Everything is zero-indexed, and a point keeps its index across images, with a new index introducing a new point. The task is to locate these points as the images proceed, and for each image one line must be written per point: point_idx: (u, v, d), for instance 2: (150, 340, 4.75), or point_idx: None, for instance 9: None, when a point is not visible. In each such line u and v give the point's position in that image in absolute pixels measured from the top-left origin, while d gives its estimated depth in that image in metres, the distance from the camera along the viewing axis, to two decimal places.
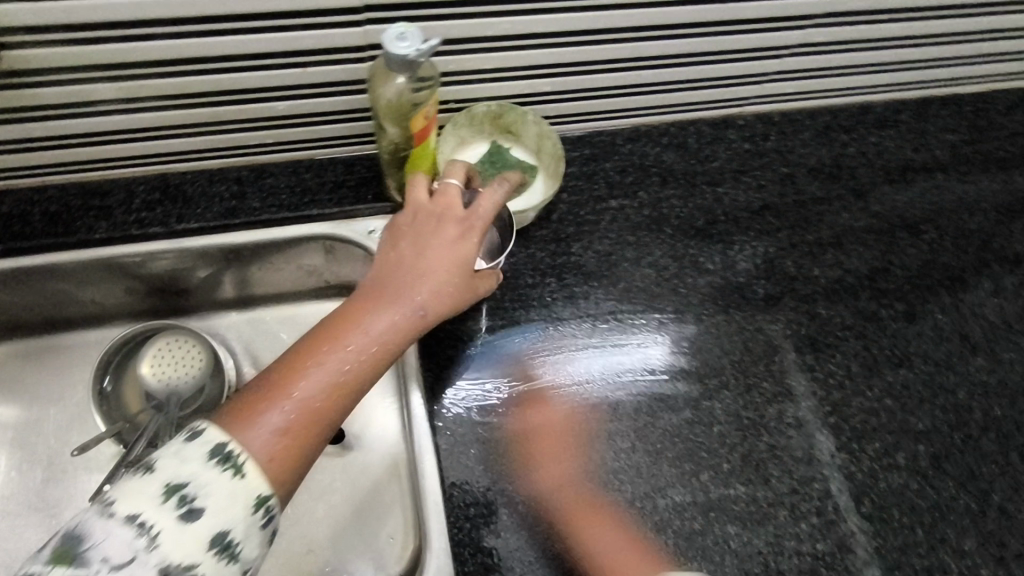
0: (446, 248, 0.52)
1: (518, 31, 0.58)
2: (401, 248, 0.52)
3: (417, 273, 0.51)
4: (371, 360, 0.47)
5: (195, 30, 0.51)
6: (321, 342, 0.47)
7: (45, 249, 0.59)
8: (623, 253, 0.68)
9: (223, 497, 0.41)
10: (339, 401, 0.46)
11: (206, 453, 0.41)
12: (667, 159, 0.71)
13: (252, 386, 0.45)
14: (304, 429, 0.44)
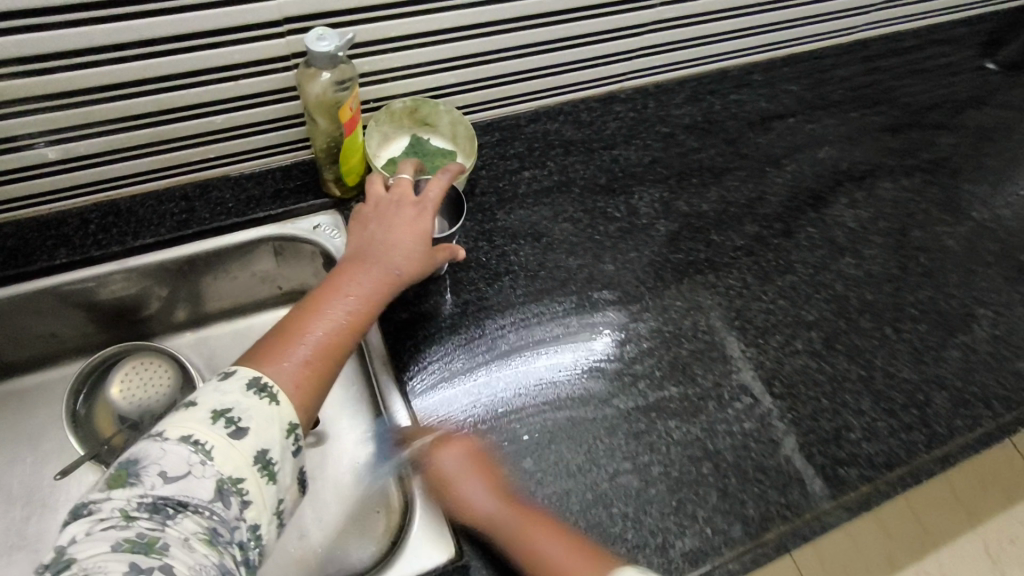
0: (416, 215, 0.60)
1: (424, 29, 0.64)
2: (371, 226, 0.59)
3: (394, 238, 0.58)
4: (366, 311, 0.55)
5: (137, 53, 0.56)
6: (316, 304, 0.54)
7: (11, 280, 0.64)
8: (542, 213, 0.76)
9: (263, 420, 0.46)
10: (345, 346, 0.53)
11: (246, 386, 0.47)
12: (567, 132, 0.81)
13: (270, 336, 0.51)
14: (320, 368, 0.51)
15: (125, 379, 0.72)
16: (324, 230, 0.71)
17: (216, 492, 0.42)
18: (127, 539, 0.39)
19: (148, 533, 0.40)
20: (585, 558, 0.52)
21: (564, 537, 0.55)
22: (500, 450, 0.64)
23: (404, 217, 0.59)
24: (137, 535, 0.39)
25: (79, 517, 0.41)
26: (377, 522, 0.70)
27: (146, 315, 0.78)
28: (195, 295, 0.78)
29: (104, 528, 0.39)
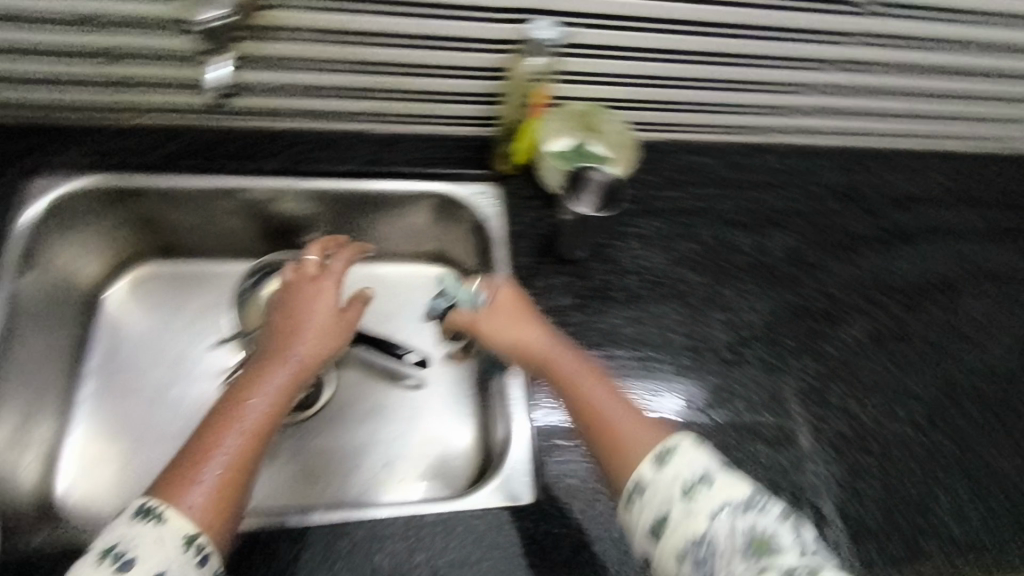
0: (318, 307, 0.62)
1: (623, 44, 0.73)
2: (277, 319, 0.62)
3: (296, 332, 0.60)
4: (271, 408, 0.54)
5: (394, 12, 0.67)
6: (227, 409, 0.53)
7: (232, 173, 0.77)
8: (678, 231, 0.82)
9: (151, 544, 0.45)
10: (255, 446, 0.51)
11: (131, 515, 0.46)
12: (715, 167, 0.87)
13: (174, 465, 0.49)
14: (229, 477, 0.49)
15: (282, 287, 0.85)
16: (484, 198, 0.80)
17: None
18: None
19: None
20: (632, 410, 0.54)
21: (611, 388, 0.56)
22: None
23: (304, 309, 0.62)
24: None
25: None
26: (456, 468, 0.81)
27: (309, 238, 0.89)
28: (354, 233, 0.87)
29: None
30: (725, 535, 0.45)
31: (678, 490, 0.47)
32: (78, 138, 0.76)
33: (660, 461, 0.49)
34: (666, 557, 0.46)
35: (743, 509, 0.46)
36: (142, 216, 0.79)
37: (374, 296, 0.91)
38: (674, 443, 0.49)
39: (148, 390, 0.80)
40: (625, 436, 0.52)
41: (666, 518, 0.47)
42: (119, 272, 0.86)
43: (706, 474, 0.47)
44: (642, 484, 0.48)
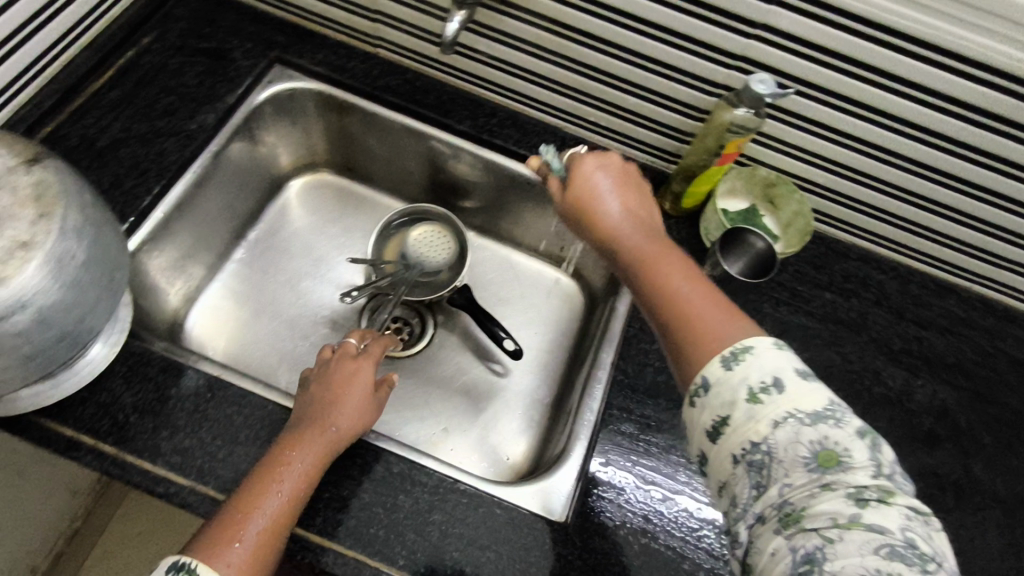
0: (358, 385, 0.62)
1: (840, 126, 0.68)
2: (311, 396, 0.61)
3: (332, 409, 0.59)
4: (306, 477, 0.54)
5: (626, 24, 0.67)
6: (259, 482, 0.52)
7: (425, 120, 0.83)
8: (820, 333, 0.75)
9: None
10: (290, 511, 0.52)
11: (166, 570, 0.46)
12: (887, 287, 0.80)
13: (210, 522, 0.50)
14: (263, 540, 0.50)
15: (424, 235, 0.92)
16: None
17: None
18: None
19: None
20: (716, 299, 0.51)
21: (696, 281, 0.53)
22: (653, 482, 0.64)
23: (345, 386, 0.62)
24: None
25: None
26: (507, 461, 0.82)
27: (465, 202, 0.93)
28: (505, 212, 0.92)
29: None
30: (789, 445, 0.43)
31: (743, 394, 0.45)
32: (319, 46, 0.83)
33: (729, 361, 0.47)
34: (723, 460, 0.46)
35: (816, 422, 0.43)
36: (342, 129, 0.88)
37: (501, 277, 0.95)
38: (749, 345, 0.47)
39: (285, 273, 0.90)
40: (700, 326, 0.50)
41: (728, 419, 0.46)
42: (304, 169, 0.96)
43: (777, 380, 0.45)
44: (707, 382, 0.47)
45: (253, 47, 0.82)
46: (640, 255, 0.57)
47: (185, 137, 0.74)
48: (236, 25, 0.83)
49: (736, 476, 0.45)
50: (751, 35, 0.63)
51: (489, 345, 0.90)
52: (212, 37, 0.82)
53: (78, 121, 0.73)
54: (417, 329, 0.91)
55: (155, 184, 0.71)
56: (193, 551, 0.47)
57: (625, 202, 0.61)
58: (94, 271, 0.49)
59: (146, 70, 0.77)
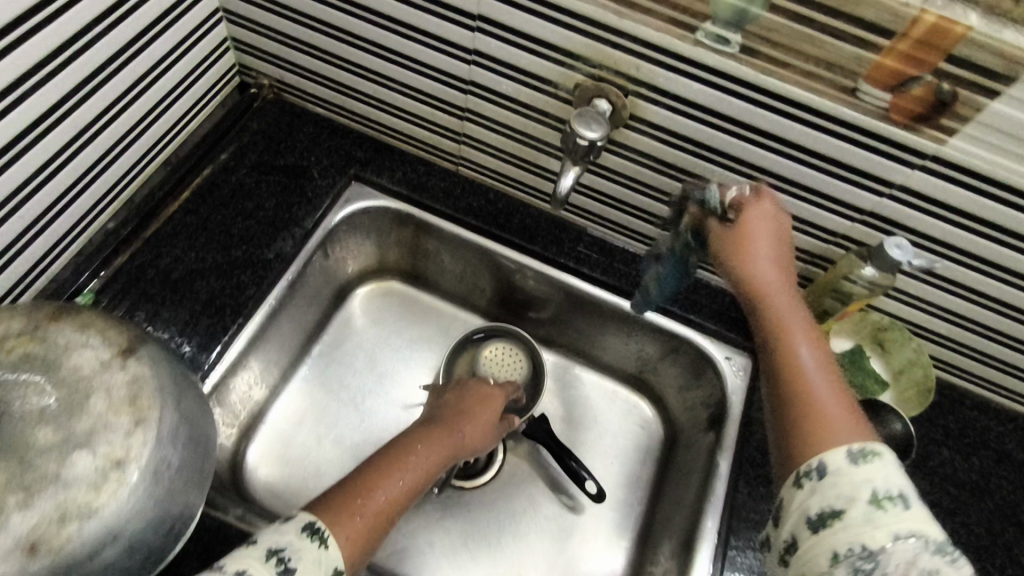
0: (486, 411, 0.70)
1: (974, 283, 0.63)
2: (449, 403, 0.69)
3: (456, 416, 0.67)
4: (428, 469, 0.61)
5: (744, 171, 0.62)
6: (392, 463, 0.59)
7: (509, 245, 0.79)
8: (941, 500, 0.68)
9: (312, 563, 0.48)
10: (404, 499, 0.57)
11: (300, 527, 0.50)
12: (1009, 442, 0.73)
13: (342, 486, 0.55)
14: (379, 519, 0.54)
15: (495, 351, 0.86)
16: (733, 365, 0.76)
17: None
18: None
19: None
20: (845, 398, 0.49)
21: (830, 370, 0.52)
22: None
23: (473, 405, 0.70)
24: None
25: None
26: None
27: (538, 319, 0.89)
28: (581, 332, 0.87)
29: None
30: (902, 562, 0.41)
31: (866, 494, 0.43)
32: (399, 163, 0.80)
33: (855, 458, 0.45)
34: (820, 553, 0.43)
35: (936, 550, 0.41)
36: (418, 245, 0.84)
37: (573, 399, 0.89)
38: (878, 449, 0.45)
39: (348, 393, 0.84)
40: (828, 423, 0.47)
41: (842, 514, 0.43)
42: (372, 276, 0.90)
43: (904, 495, 0.43)
44: (827, 471, 0.45)
45: (331, 163, 0.78)
46: (777, 320, 0.55)
47: (262, 269, 0.70)
48: (314, 140, 0.80)
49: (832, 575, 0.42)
50: (886, 193, 0.57)
51: (562, 478, 0.84)
52: (290, 152, 0.78)
53: (155, 249, 0.70)
54: (483, 455, 0.84)
55: (234, 324, 0.67)
56: (321, 510, 0.52)
57: (778, 264, 0.57)
58: (184, 474, 0.45)
59: (224, 190, 0.74)
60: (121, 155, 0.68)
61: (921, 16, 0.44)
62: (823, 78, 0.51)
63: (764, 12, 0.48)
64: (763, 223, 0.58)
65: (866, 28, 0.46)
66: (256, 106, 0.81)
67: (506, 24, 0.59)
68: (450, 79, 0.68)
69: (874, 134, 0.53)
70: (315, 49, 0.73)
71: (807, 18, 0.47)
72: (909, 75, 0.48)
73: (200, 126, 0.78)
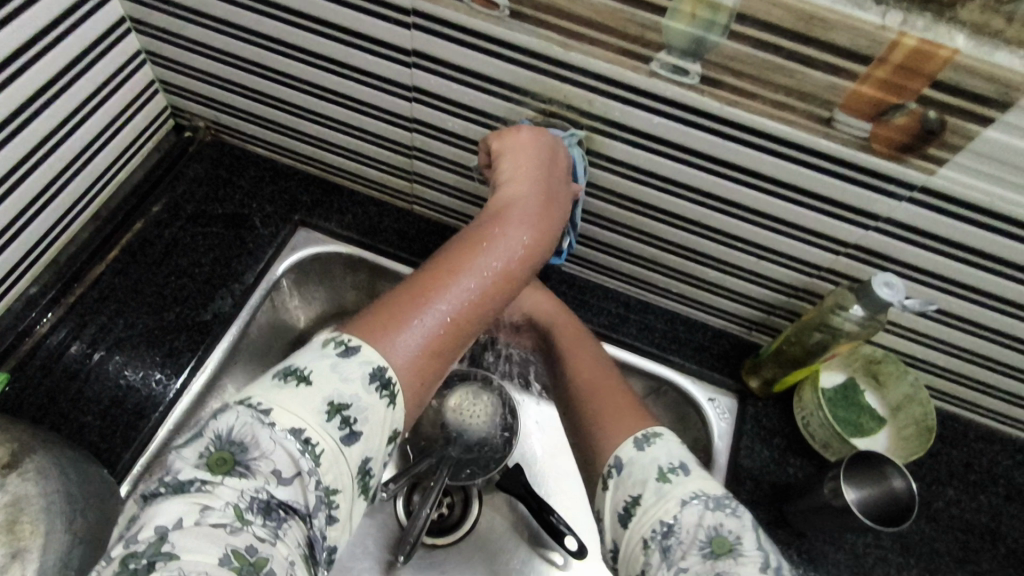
0: (548, 176, 0.52)
1: (977, 318, 0.57)
2: (516, 183, 0.52)
3: (519, 200, 0.51)
4: (497, 284, 0.50)
5: (715, 207, 0.56)
6: (436, 285, 0.48)
7: None
8: (948, 546, 0.63)
9: (376, 423, 0.43)
10: (465, 324, 0.48)
11: (366, 377, 0.43)
12: (1020, 479, 0.67)
13: (379, 307, 0.47)
14: (439, 347, 0.47)
15: (466, 399, 0.79)
16: (716, 407, 0.68)
17: (312, 500, 0.40)
18: (235, 550, 0.37)
19: (257, 547, 0.38)
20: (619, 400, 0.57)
21: (613, 384, 0.60)
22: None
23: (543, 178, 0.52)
24: (247, 547, 0.38)
25: (186, 493, 0.38)
26: None
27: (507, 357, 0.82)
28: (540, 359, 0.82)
29: (214, 525, 0.38)
30: (690, 525, 0.45)
31: (653, 474, 0.48)
32: (349, 204, 0.74)
33: (641, 445, 0.51)
34: (635, 544, 0.47)
35: (713, 506, 0.46)
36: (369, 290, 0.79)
37: (550, 441, 0.82)
38: (658, 435, 0.51)
39: None
40: (612, 429, 0.54)
41: (640, 499, 0.48)
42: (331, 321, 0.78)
43: (683, 466, 0.49)
44: (622, 461, 0.50)
45: (275, 210, 0.73)
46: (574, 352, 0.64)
47: (199, 332, 0.65)
48: (256, 185, 0.74)
49: (648, 561, 0.46)
50: (871, 227, 0.52)
51: (541, 530, 0.77)
52: (230, 201, 0.73)
53: (78, 317, 0.65)
54: (458, 507, 0.79)
55: (170, 385, 0.63)
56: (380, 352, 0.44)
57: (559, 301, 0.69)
58: None
59: (157, 248, 0.69)
60: (39, 215, 0.62)
61: (901, 40, 0.39)
62: (795, 109, 0.45)
63: (725, 40, 0.43)
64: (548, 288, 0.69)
65: (839, 55, 0.41)
66: (192, 150, 0.75)
67: (444, 58, 0.53)
68: (394, 117, 0.62)
69: (852, 165, 0.47)
70: (249, 89, 0.67)
71: (773, 44, 0.42)
72: (891, 103, 0.42)
73: (131, 175, 0.72)
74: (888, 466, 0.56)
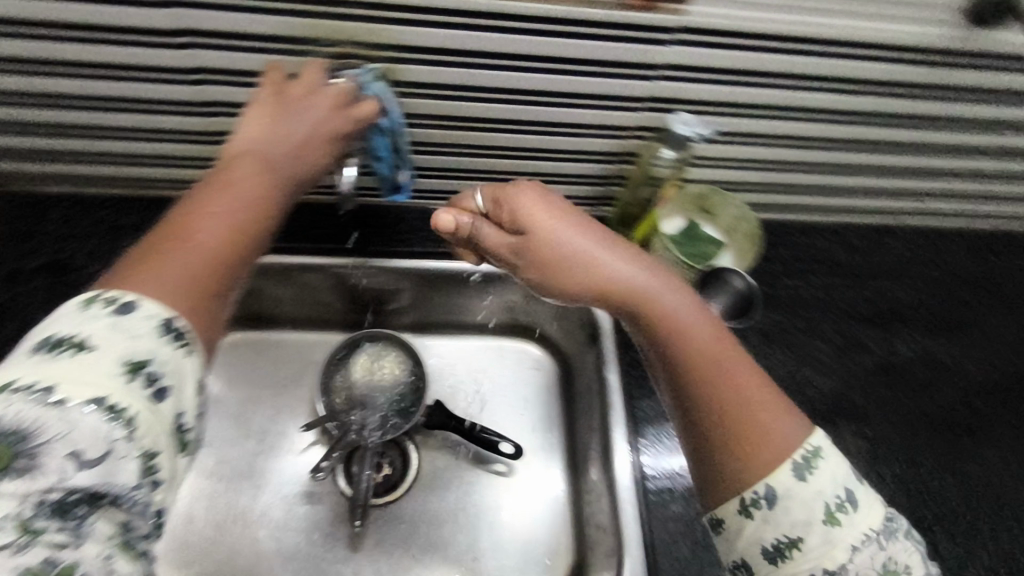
0: (303, 104, 0.51)
1: (762, 130, 0.66)
2: (267, 116, 0.51)
3: (272, 130, 0.50)
4: (263, 212, 0.46)
5: (524, 100, 0.60)
6: (194, 221, 0.43)
7: (331, 254, 0.77)
8: (798, 325, 0.75)
9: (184, 376, 0.38)
10: (238, 253, 0.43)
11: (156, 328, 0.37)
12: (836, 254, 0.80)
13: (134, 257, 0.41)
14: (214, 279, 0.41)
15: (370, 361, 0.80)
16: None
17: (130, 477, 0.34)
18: (29, 569, 0.31)
19: (59, 557, 0.32)
20: (759, 383, 0.48)
21: (745, 361, 0.49)
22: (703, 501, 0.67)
23: (296, 107, 0.51)
24: (44, 561, 0.32)
25: None
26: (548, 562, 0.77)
27: (394, 309, 0.84)
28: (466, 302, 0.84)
29: None
30: (866, 562, 0.42)
31: (821, 514, 0.43)
32: None
33: (802, 470, 0.45)
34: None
35: (883, 538, 0.43)
36: None
37: (461, 373, 0.86)
38: (817, 447, 0.46)
39: (231, 469, 0.77)
40: (767, 436, 0.46)
41: (800, 543, 0.43)
42: None
43: (849, 496, 0.44)
44: (775, 493, 0.44)
45: (99, 242, 0.68)
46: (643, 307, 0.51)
47: None
48: (67, 224, 0.69)
49: None
50: (655, 76, 0.58)
51: (479, 449, 0.82)
52: (44, 248, 0.67)
53: None
54: (398, 461, 0.80)
55: None
56: (156, 297, 0.38)
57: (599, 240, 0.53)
58: None
59: None
60: None
61: None
62: None
63: None
64: (546, 209, 0.53)
65: None
66: None
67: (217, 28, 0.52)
68: (189, 107, 0.60)
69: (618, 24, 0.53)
70: (16, 124, 0.61)
71: None
72: None
73: None
74: (727, 272, 0.68)
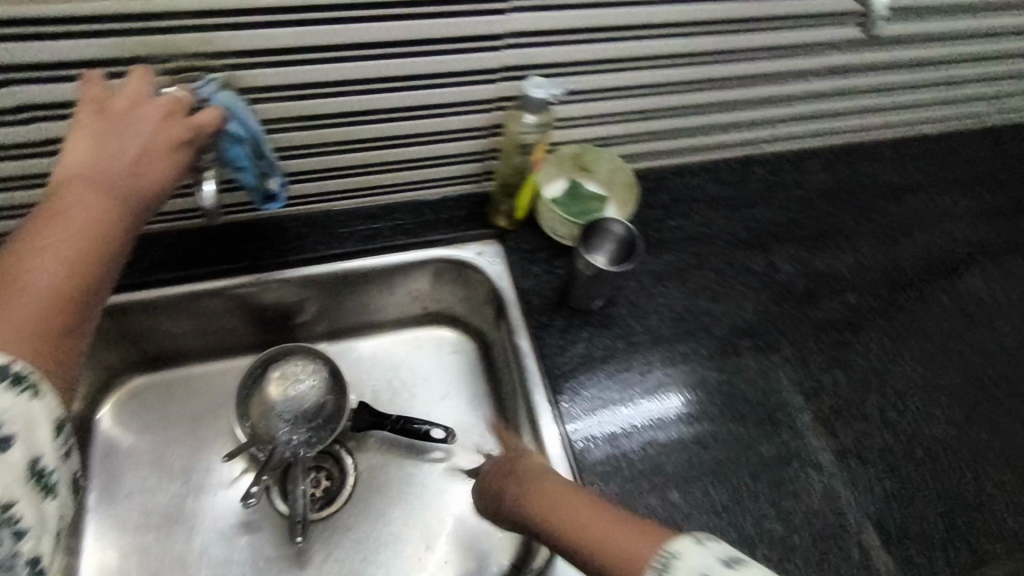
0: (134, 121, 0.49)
1: (614, 83, 0.70)
2: (95, 134, 0.48)
3: (101, 150, 0.48)
4: (102, 244, 0.45)
5: (379, 88, 0.61)
6: (24, 260, 0.42)
7: (220, 274, 0.74)
8: (687, 261, 0.80)
9: (31, 422, 0.39)
10: (78, 292, 0.43)
11: None
12: (710, 189, 0.86)
13: None
14: (53, 322, 0.42)
15: (284, 376, 0.76)
16: (486, 256, 0.77)
17: None
18: None
19: None
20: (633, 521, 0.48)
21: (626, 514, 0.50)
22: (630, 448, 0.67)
23: (126, 123, 0.49)
24: None
25: None
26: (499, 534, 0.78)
27: (300, 321, 0.82)
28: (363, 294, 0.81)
29: None
30: None
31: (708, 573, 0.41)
32: None
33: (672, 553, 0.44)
34: None
35: None
36: (116, 331, 0.73)
37: (381, 372, 0.85)
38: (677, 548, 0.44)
39: (159, 518, 0.74)
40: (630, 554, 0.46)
41: None
42: None
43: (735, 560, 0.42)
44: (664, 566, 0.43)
45: None
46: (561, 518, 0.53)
47: None
48: None
49: None
50: (500, 46, 0.61)
51: (414, 441, 0.82)
52: None
53: None
54: (336, 471, 0.81)
55: None
56: None
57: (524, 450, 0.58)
58: None
59: None
60: None
61: None
62: None
63: None
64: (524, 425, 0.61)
65: None
66: None
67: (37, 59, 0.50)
68: (27, 148, 0.57)
69: None
70: None
71: None
72: None
73: None
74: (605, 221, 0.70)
